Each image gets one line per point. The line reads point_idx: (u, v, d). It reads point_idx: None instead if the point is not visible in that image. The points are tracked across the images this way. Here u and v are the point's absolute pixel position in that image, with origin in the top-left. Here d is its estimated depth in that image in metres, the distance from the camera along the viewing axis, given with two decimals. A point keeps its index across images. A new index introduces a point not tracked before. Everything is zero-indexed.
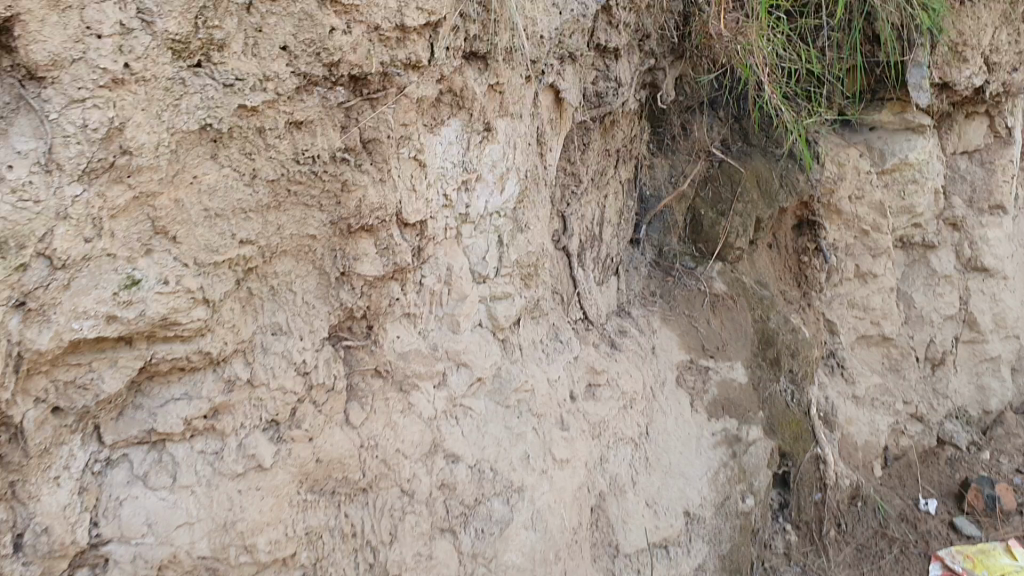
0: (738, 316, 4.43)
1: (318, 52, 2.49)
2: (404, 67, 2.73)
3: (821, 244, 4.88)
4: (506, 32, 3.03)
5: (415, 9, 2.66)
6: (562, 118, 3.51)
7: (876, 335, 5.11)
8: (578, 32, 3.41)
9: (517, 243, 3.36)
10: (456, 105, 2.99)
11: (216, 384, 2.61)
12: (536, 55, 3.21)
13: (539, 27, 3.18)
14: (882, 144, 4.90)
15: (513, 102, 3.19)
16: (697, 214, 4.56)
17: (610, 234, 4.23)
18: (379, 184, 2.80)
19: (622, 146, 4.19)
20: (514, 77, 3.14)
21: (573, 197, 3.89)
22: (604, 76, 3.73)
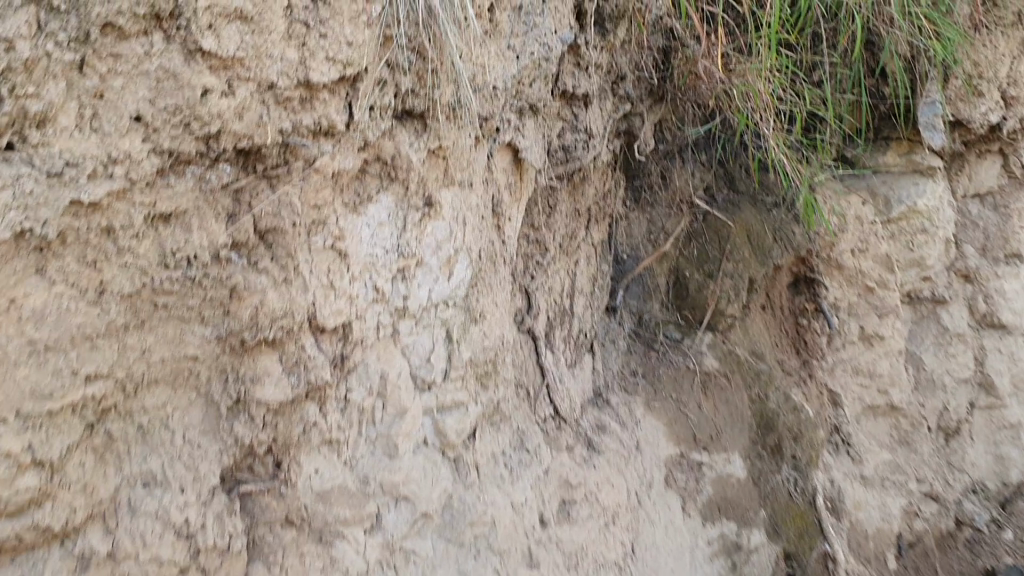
0: (733, 396, 3.83)
1: (186, 122, 1.84)
2: (312, 135, 2.08)
3: (820, 303, 4.36)
4: (449, 83, 2.36)
5: (324, 61, 2.01)
6: (520, 177, 2.85)
7: (884, 405, 4.52)
8: (541, 78, 2.75)
9: (470, 337, 2.72)
10: (386, 176, 2.34)
11: (64, 562, 1.90)
12: (490, 109, 2.54)
13: (493, 76, 2.51)
14: (888, 190, 4.30)
15: (460, 169, 2.53)
16: (682, 277, 3.94)
17: (584, 306, 3.60)
18: (283, 285, 2.14)
19: (595, 204, 3.58)
20: (461, 136, 2.48)
21: (538, 268, 3.26)
22: (574, 127, 3.13)
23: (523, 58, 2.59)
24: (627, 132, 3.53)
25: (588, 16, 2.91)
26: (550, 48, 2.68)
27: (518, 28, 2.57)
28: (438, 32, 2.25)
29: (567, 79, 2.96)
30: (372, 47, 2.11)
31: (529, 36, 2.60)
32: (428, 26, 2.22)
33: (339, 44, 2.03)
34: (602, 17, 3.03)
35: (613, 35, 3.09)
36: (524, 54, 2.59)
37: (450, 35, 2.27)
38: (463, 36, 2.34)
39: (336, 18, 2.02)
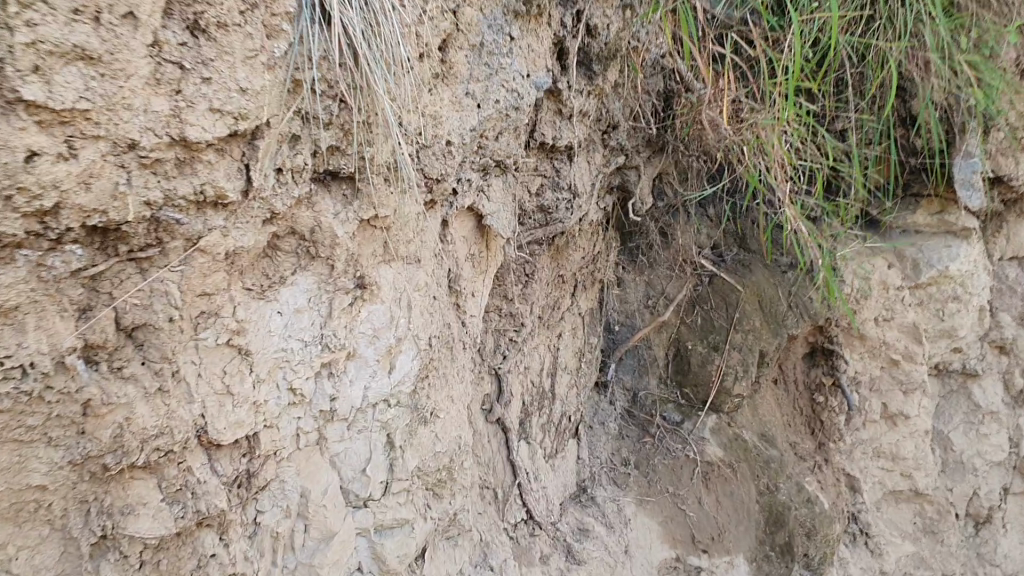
0: (738, 489, 3.29)
1: (9, 195, 1.35)
2: (192, 207, 1.62)
3: (839, 377, 3.92)
4: (385, 138, 1.90)
5: (205, 113, 1.56)
6: (488, 245, 2.41)
7: (907, 490, 4.02)
8: (511, 130, 2.27)
9: (417, 442, 2.23)
10: (305, 253, 1.89)
11: None
12: (442, 169, 2.07)
13: (442, 128, 2.04)
14: (916, 250, 3.83)
15: (402, 241, 2.07)
16: (684, 349, 3.46)
17: (568, 386, 3.11)
18: (157, 395, 1.68)
19: (583, 269, 3.09)
20: (405, 200, 2.03)
21: (512, 347, 2.78)
22: (554, 185, 2.68)
23: (484, 109, 2.13)
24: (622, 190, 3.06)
25: (571, 55, 2.40)
26: (514, 96, 2.19)
27: (477, 71, 2.09)
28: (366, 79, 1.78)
29: (544, 132, 2.48)
30: (278, 97, 1.66)
31: (493, 80, 2.13)
32: (351, 69, 1.75)
33: (227, 92, 1.58)
34: (592, 57, 2.50)
35: (606, 79, 2.58)
36: (485, 104, 2.13)
37: (384, 82, 1.81)
38: (399, 80, 1.86)
39: (224, 57, 1.57)
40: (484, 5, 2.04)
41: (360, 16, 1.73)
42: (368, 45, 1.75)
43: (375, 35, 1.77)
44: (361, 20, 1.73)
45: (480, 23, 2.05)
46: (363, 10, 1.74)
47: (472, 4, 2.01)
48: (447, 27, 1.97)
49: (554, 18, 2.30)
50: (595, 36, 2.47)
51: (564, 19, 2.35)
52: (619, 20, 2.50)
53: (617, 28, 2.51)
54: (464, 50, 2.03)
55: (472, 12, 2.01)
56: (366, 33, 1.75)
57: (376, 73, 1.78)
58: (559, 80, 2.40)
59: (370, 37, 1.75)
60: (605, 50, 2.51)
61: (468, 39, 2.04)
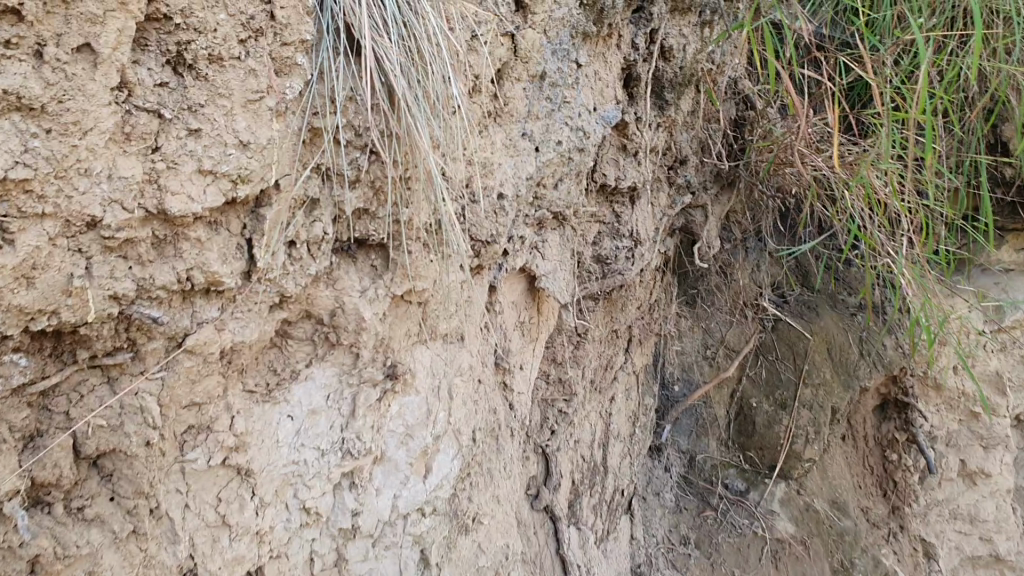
0: (812, 570, 2.93)
1: None
2: (174, 299, 1.22)
3: (916, 433, 3.20)
4: (425, 194, 1.49)
5: (192, 174, 1.17)
6: (540, 309, 2.00)
7: (987, 557, 3.28)
8: (575, 175, 1.88)
9: (457, 555, 1.78)
10: (322, 340, 1.48)
11: None
12: (491, 229, 1.67)
13: (493, 178, 1.64)
14: (1000, 294, 3.29)
15: (441, 317, 1.66)
16: (747, 408, 3.07)
17: (620, 456, 2.71)
18: (130, 540, 1.25)
19: (638, 321, 2.70)
20: (448, 268, 1.63)
21: (562, 420, 2.38)
22: (614, 231, 2.29)
23: (545, 153, 1.73)
24: (685, 231, 2.67)
25: (641, 83, 2.01)
26: (578, 136, 1.79)
27: (536, 109, 1.69)
28: (404, 122, 1.36)
29: (603, 171, 2.08)
30: (287, 150, 1.26)
31: (556, 118, 1.73)
32: (384, 111, 1.35)
33: (223, 146, 1.18)
34: (666, 84, 2.10)
35: (678, 110, 2.19)
36: (545, 147, 1.73)
37: (427, 126, 1.39)
38: (445, 123, 1.45)
39: (218, 102, 1.17)
40: (551, 26, 1.61)
41: (394, 39, 1.32)
42: (405, 75, 1.33)
43: (415, 64, 1.35)
44: (396, 44, 1.32)
45: (544, 49, 1.62)
46: (399, 31, 1.32)
47: (537, 25, 1.59)
48: (504, 55, 1.55)
49: (625, 40, 1.91)
50: (669, 60, 2.07)
51: (635, 41, 1.94)
52: (698, 40, 2.10)
53: (695, 50, 2.10)
54: (523, 83, 1.63)
55: (535, 35, 1.59)
56: (403, 59, 1.33)
57: (416, 111, 1.35)
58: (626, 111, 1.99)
59: (408, 65, 1.34)
60: (679, 76, 2.11)
61: (529, 69, 1.62)
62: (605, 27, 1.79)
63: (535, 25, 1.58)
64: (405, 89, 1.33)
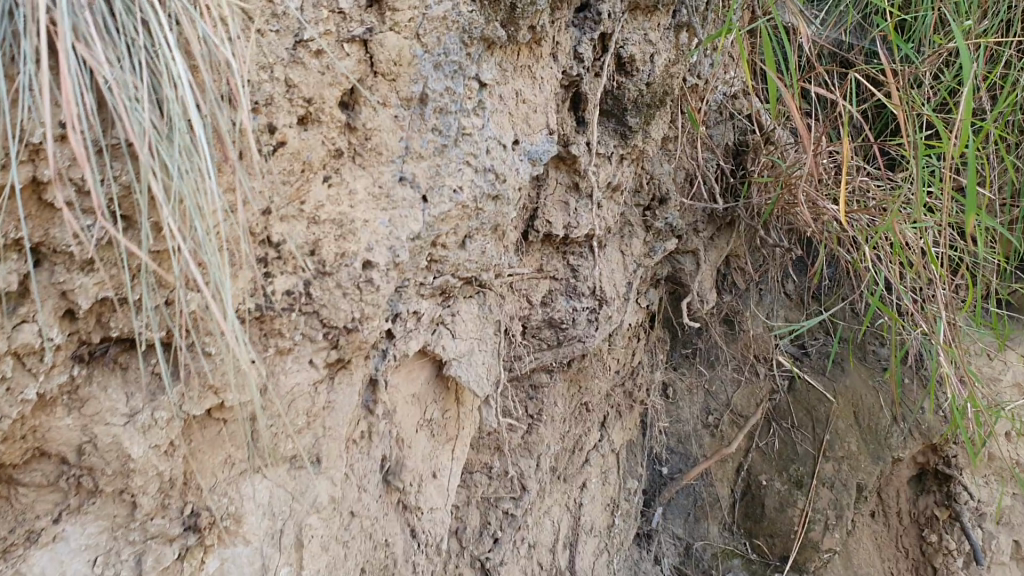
0: None
1: None
2: None
3: (959, 510, 2.61)
4: (246, 274, 1.06)
5: None
6: (455, 399, 1.51)
7: None
8: (495, 229, 1.41)
9: None
10: (73, 487, 1.03)
11: None
12: (348, 312, 1.19)
13: (350, 243, 1.17)
14: None
15: (288, 434, 1.20)
16: (756, 486, 2.57)
17: (594, 555, 2.21)
18: None
19: (616, 388, 2.20)
20: (292, 366, 1.18)
21: (509, 524, 1.89)
22: (571, 289, 1.78)
23: (439, 204, 1.26)
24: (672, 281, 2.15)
25: (591, 105, 1.53)
26: (487, 180, 1.31)
27: (418, 145, 1.21)
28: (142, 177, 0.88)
29: (546, 217, 1.61)
30: None
31: (450, 157, 1.25)
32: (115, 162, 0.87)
33: None
34: (629, 104, 1.60)
35: (647, 138, 1.69)
36: (436, 196, 1.25)
37: (200, 177, 0.90)
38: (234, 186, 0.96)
39: None
40: (432, 29, 1.13)
41: (117, 40, 0.84)
42: (140, 98, 0.86)
43: (158, 80, 0.87)
44: (121, 45, 0.84)
45: (422, 62, 1.14)
46: (126, 34, 0.85)
47: (406, 26, 1.11)
48: (352, 69, 1.09)
49: (563, 50, 1.43)
50: (631, 75, 1.57)
51: (579, 51, 1.46)
52: (668, 49, 1.60)
53: (664, 63, 1.59)
54: (391, 109, 1.15)
55: (403, 41, 1.12)
56: (136, 71, 0.85)
57: (169, 152, 0.87)
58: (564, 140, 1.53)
59: (147, 80, 0.86)
60: (645, 93, 1.60)
61: (400, 89, 1.15)
62: (528, 33, 1.31)
63: (401, 26, 1.11)
64: (143, 116, 0.84)
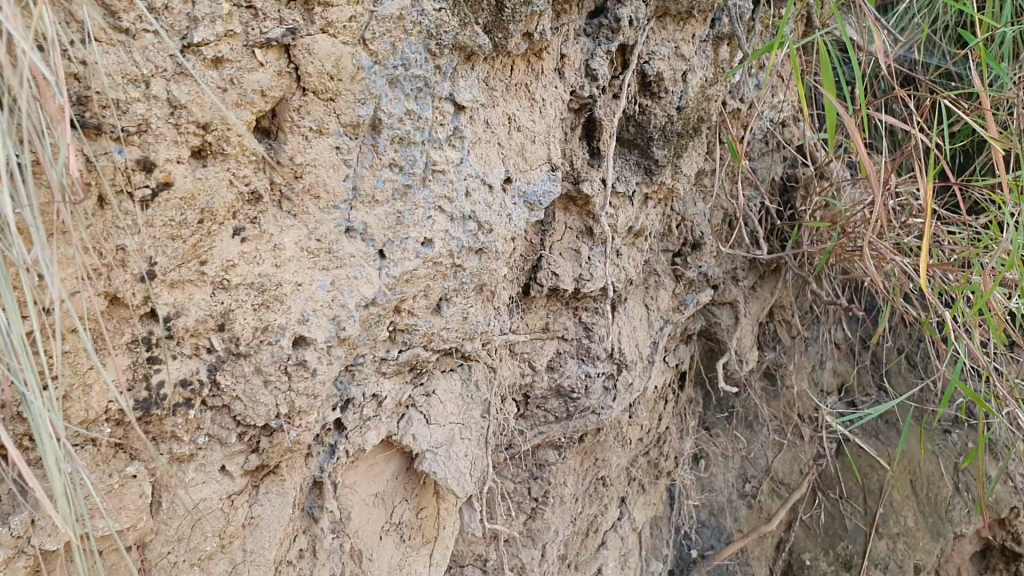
0: None
1: None
2: None
3: None
4: (119, 359, 0.80)
5: None
6: (433, 495, 1.21)
7: None
8: (484, 291, 1.11)
9: None
10: None
11: None
12: (270, 406, 0.90)
13: (273, 315, 0.88)
14: None
15: (190, 560, 0.91)
16: (798, 568, 2.21)
17: None
18: None
19: (638, 458, 1.89)
20: (194, 477, 0.89)
21: None
22: (583, 353, 1.47)
23: (403, 262, 0.97)
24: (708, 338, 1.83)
25: (607, 134, 1.23)
26: (469, 229, 1.02)
27: (372, 187, 0.92)
28: None
29: (550, 270, 1.31)
30: None
31: (417, 202, 0.96)
32: None
33: None
34: (655, 132, 1.29)
35: (680, 174, 1.37)
36: (398, 251, 0.96)
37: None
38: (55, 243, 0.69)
39: None
40: (383, 32, 0.84)
41: None
42: None
43: None
44: None
45: (370, 76, 0.85)
46: None
47: (345, 27, 0.82)
48: (267, 84, 0.80)
49: (569, 65, 1.14)
50: (659, 97, 1.26)
51: (589, 66, 1.15)
52: (703, 66, 1.30)
53: (700, 84, 1.29)
54: (329, 140, 0.87)
55: (341, 48, 0.82)
56: None
57: None
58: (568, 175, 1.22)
59: None
60: (675, 120, 1.30)
61: (340, 112, 0.86)
62: (523, 44, 1.01)
63: (336, 27, 0.82)
64: None
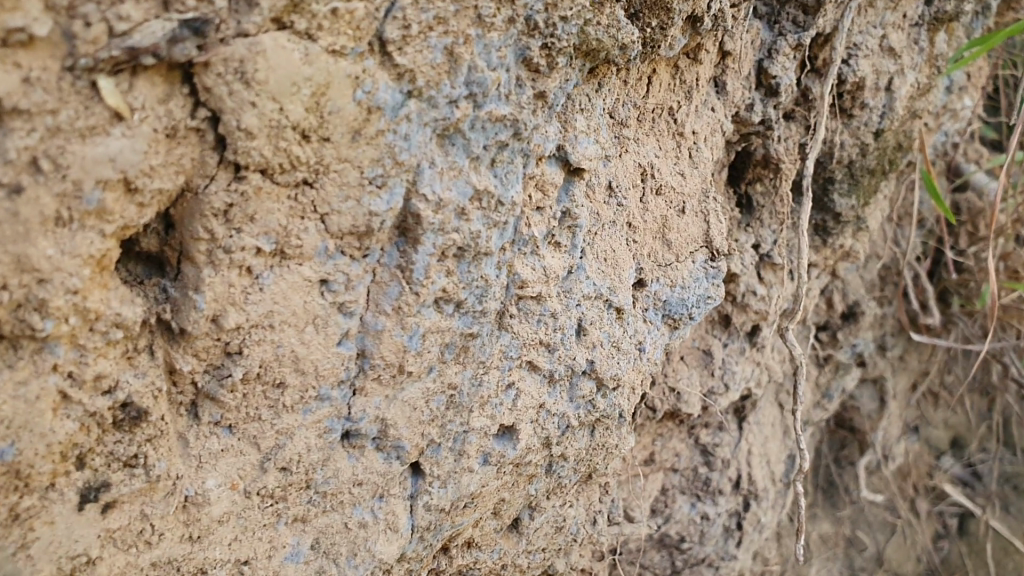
0: None
1: None
2: None
3: None
4: None
5: None
6: None
7: None
8: (596, 481, 0.62)
9: None
10: None
11: None
12: None
13: None
14: None
15: None
16: None
17: None
18: None
19: None
20: None
21: None
22: (698, 488, 0.95)
23: (457, 477, 0.48)
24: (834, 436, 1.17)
25: (784, 180, 0.75)
26: (580, 397, 0.53)
27: (402, 350, 0.43)
28: None
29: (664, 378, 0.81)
30: None
31: (488, 362, 0.47)
32: None
33: None
34: (837, 169, 0.81)
35: (864, 230, 0.88)
36: (450, 460, 0.48)
37: None
38: None
39: None
40: (423, 23, 0.37)
41: None
42: None
43: None
44: None
45: (392, 127, 0.37)
46: None
47: (334, 12, 0.34)
48: (138, 161, 0.32)
49: (732, 72, 0.65)
50: (850, 115, 0.79)
51: (764, 70, 0.68)
52: (917, 65, 0.81)
53: (910, 92, 0.81)
54: (303, 267, 0.38)
55: (324, 64, 0.35)
56: None
57: None
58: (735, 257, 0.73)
59: None
60: (868, 152, 0.82)
61: (326, 209, 0.37)
62: (680, 37, 0.53)
63: (305, 10, 0.34)
64: None
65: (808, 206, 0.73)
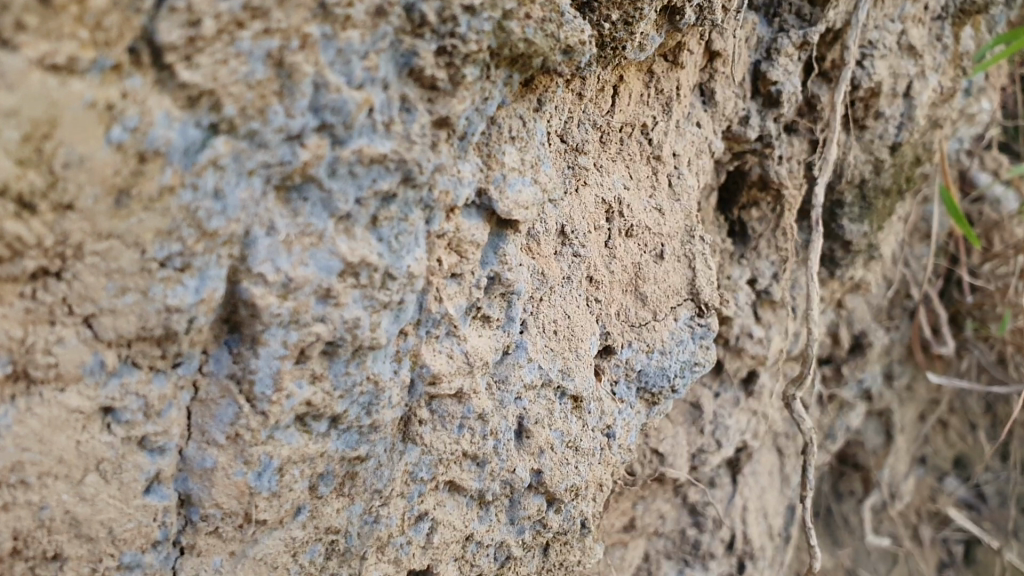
0: None
1: None
2: None
3: None
4: None
5: None
6: None
7: None
8: None
9: None
10: None
11: None
12: None
13: None
14: None
15: None
16: None
17: None
18: None
19: None
20: None
21: None
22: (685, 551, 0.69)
23: None
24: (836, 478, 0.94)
25: (790, 208, 0.62)
26: (525, 519, 0.40)
27: (248, 495, 0.30)
28: None
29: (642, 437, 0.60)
30: None
31: (387, 491, 0.34)
32: None
33: None
34: (847, 190, 0.68)
35: (877, 258, 0.76)
36: None
37: None
38: None
39: None
40: (222, 17, 0.24)
41: None
42: None
43: None
44: None
45: (187, 181, 0.25)
46: None
47: (46, 2, 0.22)
48: None
49: (722, 78, 0.51)
50: (864, 127, 0.66)
51: (761, 74, 0.55)
52: (940, 66, 0.67)
53: (932, 97, 0.67)
54: (64, 394, 0.26)
55: (39, 88, 0.22)
56: None
57: None
58: (728, 302, 0.60)
59: None
60: (883, 169, 0.69)
61: (91, 309, 0.25)
62: (654, 35, 0.40)
63: None
64: None
65: (820, 240, 0.60)
